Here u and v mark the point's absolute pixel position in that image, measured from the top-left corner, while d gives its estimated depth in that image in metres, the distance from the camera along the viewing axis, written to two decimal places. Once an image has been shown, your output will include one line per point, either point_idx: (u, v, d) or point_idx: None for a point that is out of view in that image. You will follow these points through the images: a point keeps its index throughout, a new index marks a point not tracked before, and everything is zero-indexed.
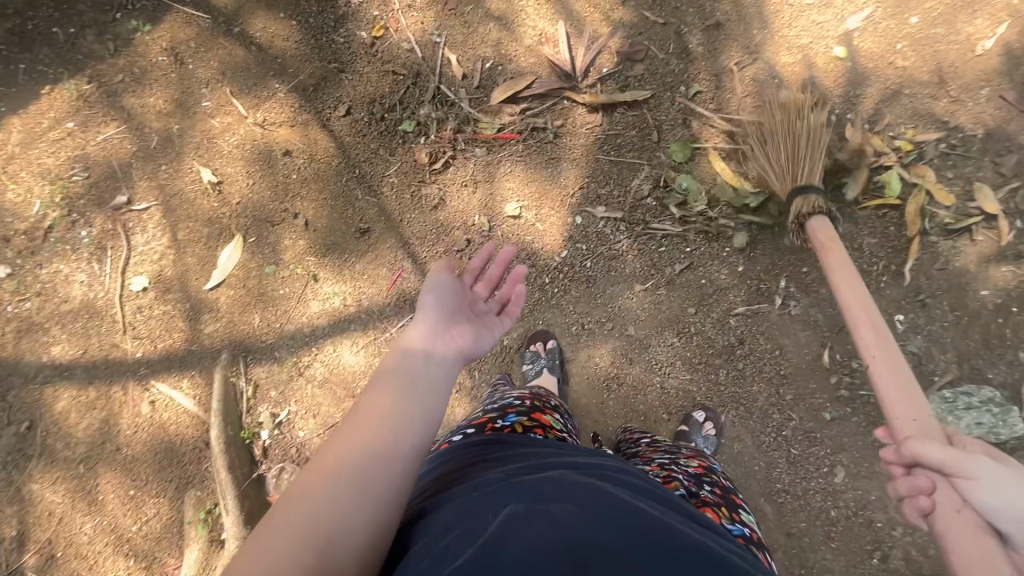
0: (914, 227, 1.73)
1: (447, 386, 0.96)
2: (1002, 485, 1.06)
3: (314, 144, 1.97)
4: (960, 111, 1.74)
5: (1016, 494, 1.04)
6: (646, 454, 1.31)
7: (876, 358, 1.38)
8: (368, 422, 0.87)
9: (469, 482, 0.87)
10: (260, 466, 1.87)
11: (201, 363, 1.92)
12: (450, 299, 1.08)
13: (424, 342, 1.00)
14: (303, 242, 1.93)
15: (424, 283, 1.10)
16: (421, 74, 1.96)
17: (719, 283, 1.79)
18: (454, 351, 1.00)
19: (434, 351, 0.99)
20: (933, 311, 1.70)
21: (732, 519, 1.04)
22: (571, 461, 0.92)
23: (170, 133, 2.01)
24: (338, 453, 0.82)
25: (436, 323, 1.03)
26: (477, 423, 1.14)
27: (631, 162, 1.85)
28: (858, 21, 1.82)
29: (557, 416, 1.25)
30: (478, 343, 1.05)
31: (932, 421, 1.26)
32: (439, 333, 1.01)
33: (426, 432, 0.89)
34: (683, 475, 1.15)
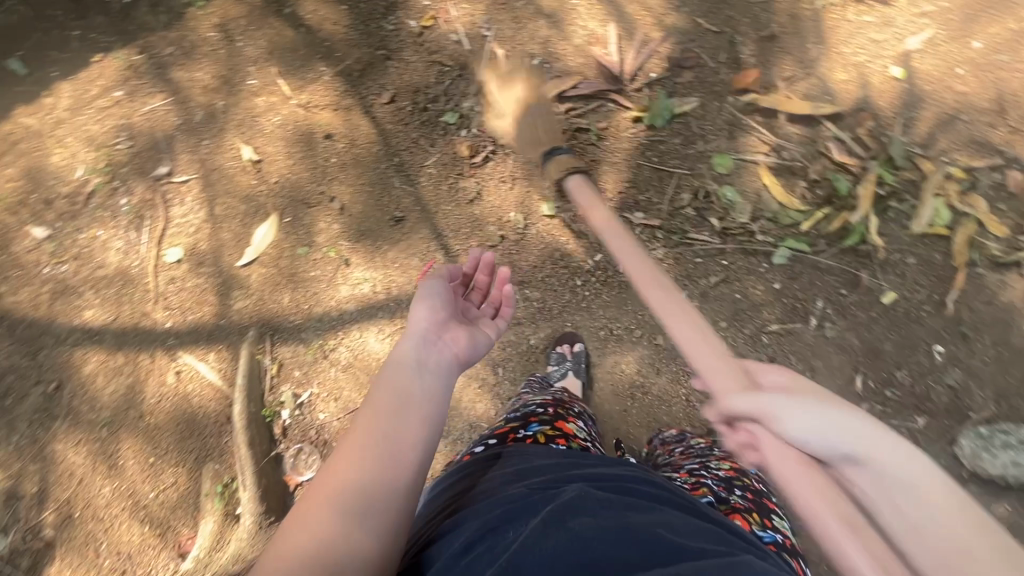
0: (961, 257, 1.68)
1: (445, 394, 0.97)
2: (795, 413, 0.90)
3: (356, 129, 1.98)
4: (1018, 141, 1.71)
5: (815, 417, 0.87)
6: (677, 461, 1.30)
7: (672, 318, 1.25)
8: (368, 436, 0.86)
9: (492, 495, 0.86)
10: (278, 446, 1.88)
11: (228, 338, 1.94)
12: (441, 307, 1.09)
13: (417, 352, 1.00)
14: (337, 226, 1.94)
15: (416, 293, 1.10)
16: (466, 66, 1.96)
17: (754, 299, 1.75)
18: (447, 359, 1.02)
19: (429, 361, 1.00)
20: (975, 344, 1.65)
21: (764, 525, 1.01)
22: (595, 473, 0.90)
23: (214, 109, 2.03)
24: (337, 473, 0.81)
25: (428, 333, 1.04)
26: (499, 433, 1.12)
27: (674, 170, 1.83)
28: (918, 42, 1.79)
29: (580, 423, 1.22)
30: (471, 349, 1.07)
31: (733, 360, 1.13)
32: (431, 343, 1.03)
33: (429, 443, 0.89)
34: (712, 479, 1.13)
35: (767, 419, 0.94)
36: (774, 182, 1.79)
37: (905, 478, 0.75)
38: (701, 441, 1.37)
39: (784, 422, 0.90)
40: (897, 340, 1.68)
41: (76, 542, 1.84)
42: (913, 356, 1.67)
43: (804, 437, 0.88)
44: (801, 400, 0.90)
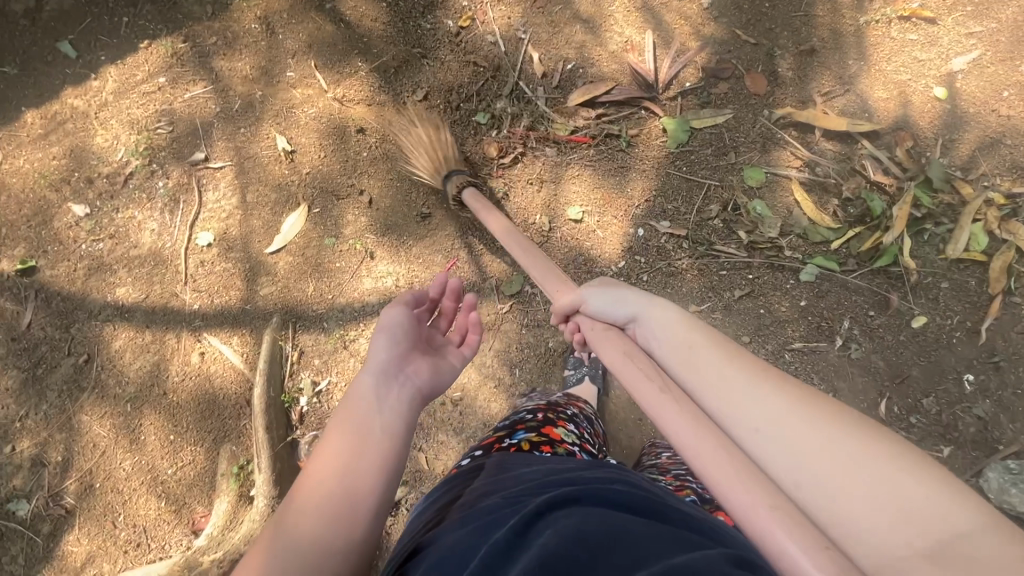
0: (998, 284, 1.63)
1: (407, 432, 0.88)
2: (602, 295, 1.14)
3: (388, 125, 2.01)
4: None
5: (612, 294, 1.12)
6: (664, 464, 1.29)
7: (529, 255, 1.46)
8: (321, 479, 0.79)
9: (472, 508, 0.85)
10: (295, 431, 1.91)
11: (252, 323, 1.98)
12: (403, 340, 0.97)
13: (374, 390, 0.90)
14: (364, 219, 1.97)
15: (377, 322, 0.98)
16: (500, 68, 1.98)
17: (778, 316, 1.73)
18: (409, 394, 0.91)
19: (387, 399, 0.89)
20: (1008, 375, 1.60)
21: None
22: (576, 477, 0.88)
23: (252, 98, 2.08)
24: (290, 519, 0.75)
25: (388, 370, 0.93)
26: (486, 444, 1.11)
27: (704, 181, 1.82)
28: (964, 62, 1.74)
29: (569, 427, 1.21)
30: (434, 383, 0.97)
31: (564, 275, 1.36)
32: (391, 379, 0.92)
33: (388, 482, 0.82)
34: (698, 483, 1.14)
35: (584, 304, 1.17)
36: (805, 198, 1.76)
37: (676, 339, 0.98)
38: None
39: (596, 304, 1.14)
40: (925, 366, 1.64)
41: (95, 512, 1.90)
42: (941, 384, 1.63)
43: (615, 318, 1.11)
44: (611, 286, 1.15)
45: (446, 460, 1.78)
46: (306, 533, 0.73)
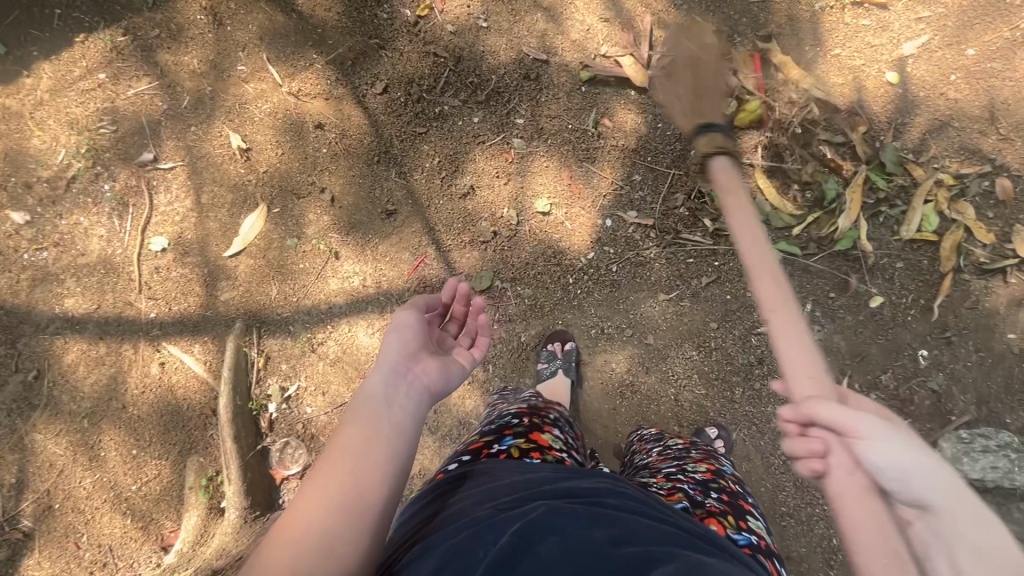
0: (948, 263, 1.70)
1: (416, 430, 0.85)
2: (889, 446, 0.84)
3: (347, 120, 1.94)
4: (1007, 149, 1.71)
5: (903, 456, 0.83)
6: (654, 464, 1.28)
7: (774, 311, 1.15)
8: (334, 475, 0.77)
9: (460, 517, 0.82)
10: (264, 439, 1.86)
11: (214, 330, 1.90)
12: (413, 336, 0.95)
13: (384, 385, 0.87)
14: (327, 218, 1.91)
15: (389, 321, 0.97)
16: (462, 58, 1.93)
17: (744, 301, 1.77)
18: (418, 392, 0.88)
19: (398, 394, 0.87)
20: (958, 349, 1.68)
21: (738, 529, 0.98)
22: (565, 484, 0.89)
23: (202, 94, 1.98)
24: (298, 520, 0.73)
25: (396, 365, 0.90)
26: (473, 449, 1.09)
27: (667, 171, 1.83)
28: (914, 47, 1.79)
29: (556, 432, 1.20)
30: (446, 378, 0.94)
31: (826, 377, 1.05)
32: (401, 375, 0.89)
33: (395, 484, 0.79)
34: (688, 484, 1.10)
35: (848, 435, 0.88)
36: (767, 184, 1.79)
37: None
38: (679, 442, 1.37)
39: (874, 452, 0.85)
40: (883, 345, 1.71)
41: (56, 533, 1.83)
42: (897, 360, 1.71)
43: (890, 486, 0.83)
44: (897, 437, 0.85)
45: (423, 458, 1.79)
46: (316, 533, 0.72)
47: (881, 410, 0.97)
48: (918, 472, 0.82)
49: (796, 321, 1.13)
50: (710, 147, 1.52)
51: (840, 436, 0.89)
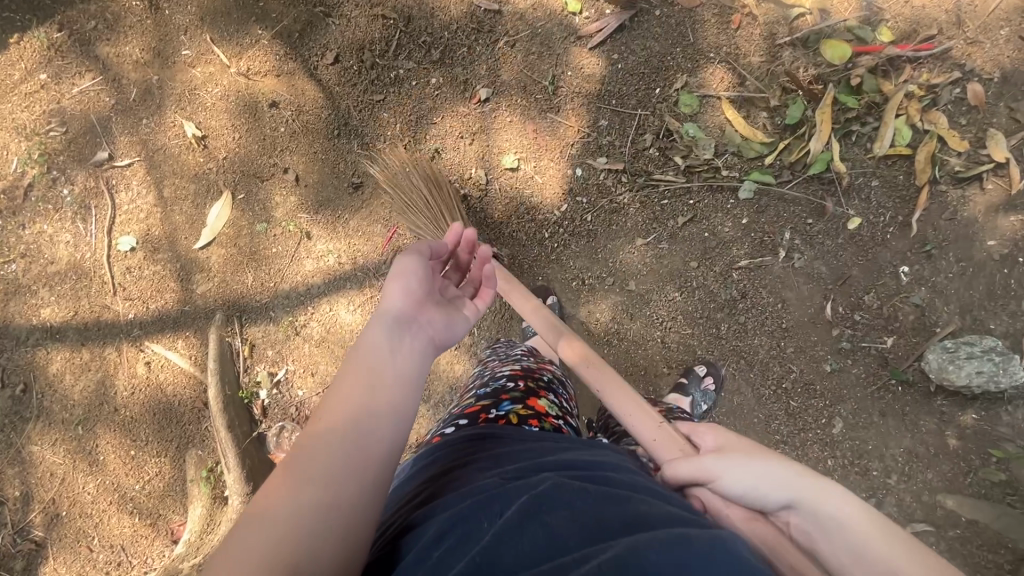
0: (924, 175, 1.68)
1: (420, 382, 0.88)
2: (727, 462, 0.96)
3: (301, 95, 1.86)
4: (977, 53, 1.67)
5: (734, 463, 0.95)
6: (639, 433, 1.27)
7: None
8: (335, 428, 0.79)
9: (463, 486, 0.84)
10: (260, 425, 1.86)
11: (195, 324, 1.88)
12: (417, 285, 0.96)
13: (389, 334, 0.90)
14: (294, 198, 1.87)
15: (390, 266, 0.97)
16: (412, 17, 1.83)
17: (723, 237, 1.75)
18: (421, 344, 0.92)
19: (403, 346, 0.90)
20: (939, 262, 1.68)
21: None
22: (568, 456, 0.90)
23: (149, 85, 1.91)
24: (301, 468, 0.74)
25: (401, 312, 0.92)
26: (470, 413, 1.10)
27: (633, 113, 1.77)
28: None
29: (552, 397, 1.21)
30: (449, 332, 0.98)
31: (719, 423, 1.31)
32: (406, 326, 0.92)
33: (400, 434, 0.82)
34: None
35: None
36: (736, 115, 1.75)
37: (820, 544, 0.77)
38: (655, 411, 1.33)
39: None
40: (864, 266, 1.71)
41: (68, 539, 1.85)
42: (879, 279, 1.71)
43: None
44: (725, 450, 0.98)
45: (420, 427, 1.81)
46: (320, 480, 0.73)
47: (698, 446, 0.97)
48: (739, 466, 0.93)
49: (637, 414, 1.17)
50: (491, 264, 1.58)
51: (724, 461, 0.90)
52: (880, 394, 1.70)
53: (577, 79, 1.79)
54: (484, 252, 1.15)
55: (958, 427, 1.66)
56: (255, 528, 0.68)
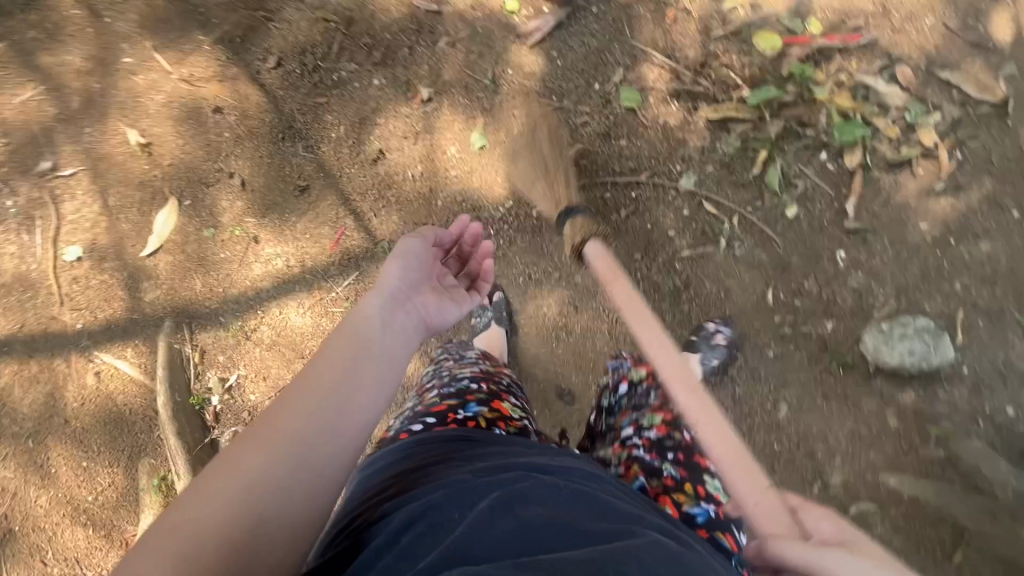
0: (855, 158, 1.73)
1: (404, 355, 0.99)
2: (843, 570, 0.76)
3: (244, 99, 1.86)
4: (904, 42, 1.74)
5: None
6: (614, 421, 1.30)
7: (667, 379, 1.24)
8: (316, 390, 0.84)
9: (433, 479, 0.84)
10: (212, 432, 1.84)
11: (144, 332, 1.86)
12: (415, 269, 1.12)
13: (383, 310, 1.02)
14: (241, 203, 1.87)
15: (392, 249, 1.12)
16: (353, 20, 1.84)
17: (665, 228, 1.77)
18: (410, 322, 1.05)
19: (392, 321, 1.01)
20: (874, 246, 1.73)
21: (696, 500, 1.03)
22: (538, 459, 0.91)
23: (91, 94, 1.90)
24: (277, 425, 0.79)
25: (397, 293, 1.06)
26: (437, 412, 1.12)
27: (574, 108, 1.79)
28: None
29: (514, 400, 1.24)
30: (440, 315, 1.11)
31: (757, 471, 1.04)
32: (399, 303, 1.05)
33: (378, 408, 0.88)
34: (644, 449, 1.13)
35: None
36: (673, 109, 1.78)
37: None
38: (640, 370, 1.40)
39: None
40: (803, 252, 1.74)
41: (21, 555, 1.83)
42: (818, 266, 1.74)
43: None
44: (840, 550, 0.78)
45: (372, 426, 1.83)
46: (296, 438, 0.78)
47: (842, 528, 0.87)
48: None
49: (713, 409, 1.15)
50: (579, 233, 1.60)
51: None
52: (823, 377, 1.74)
53: (517, 75, 1.80)
54: (485, 247, 1.34)
55: (898, 407, 1.71)
56: (229, 479, 0.72)
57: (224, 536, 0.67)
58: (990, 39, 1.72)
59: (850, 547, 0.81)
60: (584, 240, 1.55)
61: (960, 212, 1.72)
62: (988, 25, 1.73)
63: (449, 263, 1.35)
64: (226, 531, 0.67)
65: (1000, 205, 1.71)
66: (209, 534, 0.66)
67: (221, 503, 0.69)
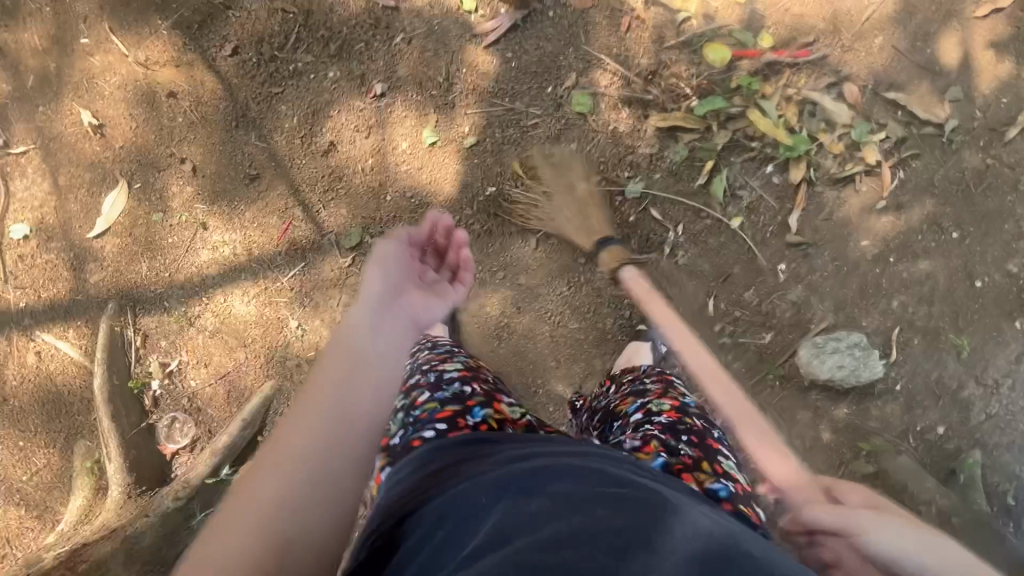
0: (799, 173, 1.75)
1: (399, 351, 1.26)
2: (881, 525, 0.91)
3: (199, 86, 1.86)
4: (853, 60, 1.76)
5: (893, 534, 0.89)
6: (618, 410, 1.26)
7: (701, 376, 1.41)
8: (315, 418, 1.06)
9: (455, 476, 0.79)
10: (151, 417, 1.84)
11: (87, 313, 1.86)
12: (395, 276, 1.35)
13: (370, 317, 1.27)
14: (190, 188, 1.86)
15: (369, 258, 1.37)
16: (311, 12, 1.84)
17: (610, 233, 1.78)
18: (400, 320, 1.32)
19: (382, 325, 1.28)
20: (815, 261, 1.75)
21: (717, 478, 1.00)
22: (559, 447, 0.84)
23: (47, 72, 1.89)
24: (290, 447, 1.00)
25: (380, 297, 1.30)
26: (432, 408, 1.01)
27: (526, 110, 1.80)
28: None
29: (508, 388, 1.16)
30: (427, 310, 1.37)
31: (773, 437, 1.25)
32: (386, 306, 1.31)
33: (377, 417, 1.08)
34: (660, 430, 1.09)
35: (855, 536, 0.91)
36: (624, 115, 1.79)
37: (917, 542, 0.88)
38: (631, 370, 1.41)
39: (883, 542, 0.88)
40: (744, 263, 1.76)
41: None
42: (759, 277, 1.76)
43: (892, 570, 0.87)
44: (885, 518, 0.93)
45: None
46: (306, 461, 0.98)
47: (868, 494, 1.05)
48: (905, 543, 0.88)
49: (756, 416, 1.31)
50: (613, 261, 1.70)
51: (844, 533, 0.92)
52: (758, 388, 1.75)
53: (471, 75, 1.81)
54: (460, 237, 1.41)
55: (831, 421, 1.73)
56: (253, 503, 0.91)
57: (249, 557, 0.83)
58: (938, 62, 1.74)
59: (882, 509, 0.98)
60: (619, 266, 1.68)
61: (901, 230, 1.73)
62: (936, 48, 1.75)
63: (428, 260, 1.45)
64: (252, 554, 0.83)
65: (940, 226, 1.73)
66: (237, 555, 0.83)
67: (243, 531, 0.86)
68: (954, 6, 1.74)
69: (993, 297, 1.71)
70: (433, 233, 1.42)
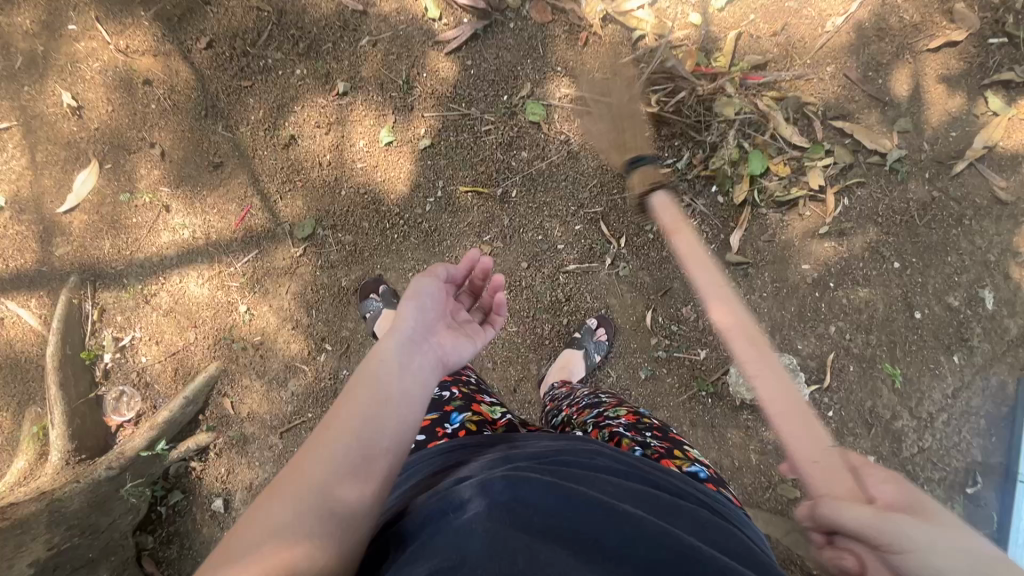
0: (742, 194, 1.77)
1: (425, 397, 0.89)
2: (931, 538, 0.74)
3: (173, 75, 1.94)
4: (804, 87, 1.79)
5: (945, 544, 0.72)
6: (575, 419, 1.27)
7: (749, 360, 1.17)
8: (336, 434, 0.80)
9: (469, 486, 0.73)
10: (99, 388, 1.90)
11: (49, 285, 1.93)
12: (431, 307, 1.01)
13: (401, 352, 0.92)
14: (158, 171, 1.94)
15: (406, 288, 1.01)
16: (284, 11, 1.92)
17: (553, 240, 1.82)
18: (430, 363, 0.94)
19: (412, 363, 0.92)
20: (754, 281, 1.76)
21: (690, 461, 1.04)
22: (590, 474, 0.79)
23: (34, 54, 1.96)
24: (301, 472, 0.75)
25: (412, 335, 0.95)
26: (423, 429, 1.09)
27: (479, 116, 1.85)
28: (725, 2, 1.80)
29: (490, 401, 1.25)
30: (457, 355, 1.00)
31: (812, 419, 1.06)
32: (416, 346, 0.94)
33: (400, 444, 0.82)
34: (624, 427, 1.13)
35: (882, 547, 0.76)
36: (576, 126, 1.83)
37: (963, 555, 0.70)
38: (585, 390, 1.44)
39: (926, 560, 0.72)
40: (684, 279, 1.78)
41: None
42: (697, 293, 1.77)
43: None
44: (934, 524, 0.76)
45: (252, 401, 1.88)
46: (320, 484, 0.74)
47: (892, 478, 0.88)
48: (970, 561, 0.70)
49: (772, 357, 1.16)
50: (645, 180, 1.62)
51: (874, 548, 0.78)
52: (691, 404, 1.75)
53: (430, 80, 1.87)
54: (497, 281, 1.11)
55: (761, 442, 1.72)
56: (256, 531, 0.68)
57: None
58: (888, 93, 1.76)
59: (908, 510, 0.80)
60: (651, 189, 1.58)
61: (842, 256, 1.74)
62: (887, 78, 1.76)
63: (461, 298, 1.18)
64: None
65: (881, 255, 1.73)
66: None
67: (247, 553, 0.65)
68: (908, 39, 1.76)
69: (932, 329, 1.70)
70: (469, 272, 1.14)
